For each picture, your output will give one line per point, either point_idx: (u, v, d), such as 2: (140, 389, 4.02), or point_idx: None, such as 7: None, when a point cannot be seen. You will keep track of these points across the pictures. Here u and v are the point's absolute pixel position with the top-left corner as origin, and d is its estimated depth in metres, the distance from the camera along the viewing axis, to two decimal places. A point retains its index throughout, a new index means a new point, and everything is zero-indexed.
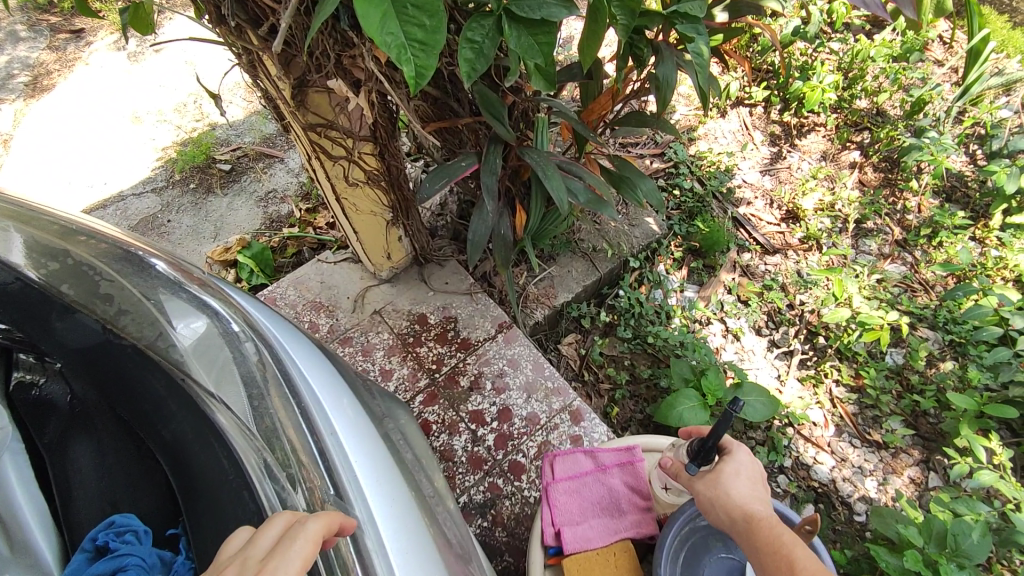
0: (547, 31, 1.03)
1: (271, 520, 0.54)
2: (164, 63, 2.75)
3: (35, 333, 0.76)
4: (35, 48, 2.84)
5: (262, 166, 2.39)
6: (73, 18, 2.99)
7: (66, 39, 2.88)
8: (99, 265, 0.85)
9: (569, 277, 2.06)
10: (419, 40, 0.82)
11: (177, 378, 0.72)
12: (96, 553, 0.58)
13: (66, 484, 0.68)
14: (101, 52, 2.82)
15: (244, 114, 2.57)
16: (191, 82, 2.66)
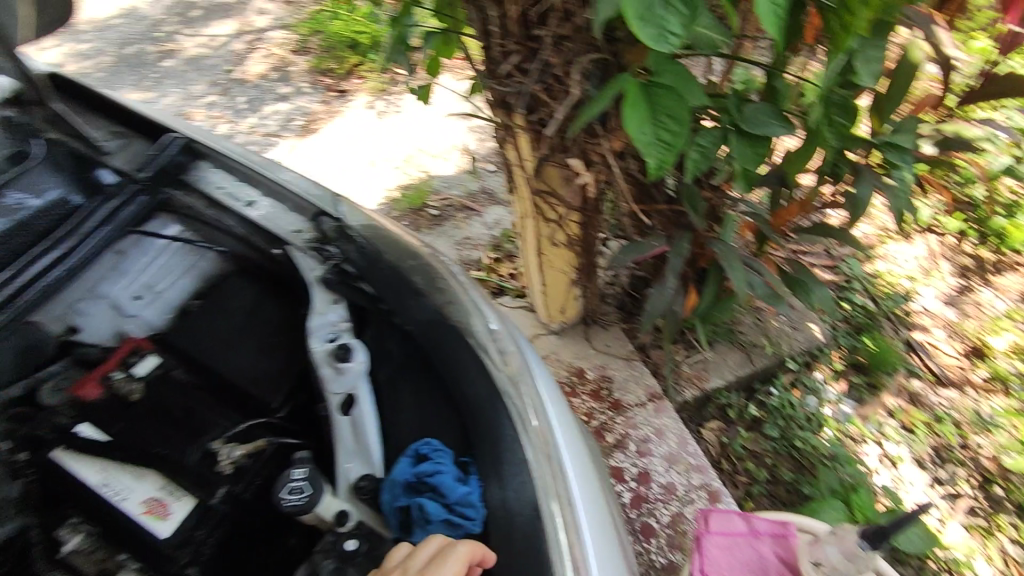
0: (764, 145, 1.19)
1: (426, 540, 0.72)
2: (409, 123, 3.25)
3: (392, 304, 0.91)
4: (308, 100, 3.44)
5: (463, 216, 2.76)
6: (342, 81, 3.56)
7: (334, 96, 3.46)
8: (424, 255, 0.98)
9: (723, 364, 2.12)
10: (666, 141, 1.07)
11: (477, 350, 0.89)
12: (414, 460, 0.81)
13: (387, 410, 0.85)
14: (357, 107, 3.36)
15: (456, 171, 2.99)
16: (421, 139, 3.15)
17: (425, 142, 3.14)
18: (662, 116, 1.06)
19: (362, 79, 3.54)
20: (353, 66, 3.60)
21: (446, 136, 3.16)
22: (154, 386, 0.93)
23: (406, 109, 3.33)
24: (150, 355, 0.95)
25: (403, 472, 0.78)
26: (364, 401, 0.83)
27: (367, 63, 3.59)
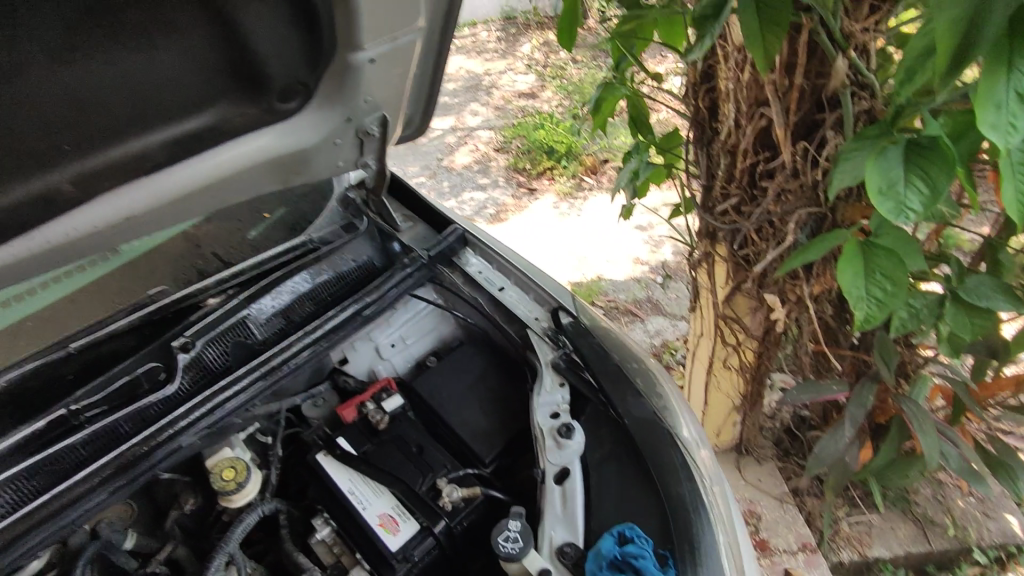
0: (985, 316, 1.20)
1: None
2: (591, 227, 3.37)
3: (613, 399, 1.02)
4: (502, 193, 3.76)
5: (626, 321, 2.85)
6: (533, 179, 3.82)
7: (524, 194, 3.72)
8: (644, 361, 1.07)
9: (892, 535, 1.90)
10: (879, 298, 1.07)
11: (682, 456, 0.97)
12: (618, 538, 0.86)
13: (593, 491, 0.95)
14: (542, 203, 3.61)
15: (626, 276, 3.08)
16: (597, 241, 3.28)
17: (608, 248, 3.23)
18: (878, 274, 1.07)
19: (553, 180, 3.75)
20: (547, 169, 3.81)
21: (624, 244, 3.23)
22: (397, 422, 1.15)
23: (586, 211, 3.48)
24: (397, 396, 1.17)
25: (606, 543, 0.85)
26: (576, 477, 0.95)
27: (558, 168, 3.79)
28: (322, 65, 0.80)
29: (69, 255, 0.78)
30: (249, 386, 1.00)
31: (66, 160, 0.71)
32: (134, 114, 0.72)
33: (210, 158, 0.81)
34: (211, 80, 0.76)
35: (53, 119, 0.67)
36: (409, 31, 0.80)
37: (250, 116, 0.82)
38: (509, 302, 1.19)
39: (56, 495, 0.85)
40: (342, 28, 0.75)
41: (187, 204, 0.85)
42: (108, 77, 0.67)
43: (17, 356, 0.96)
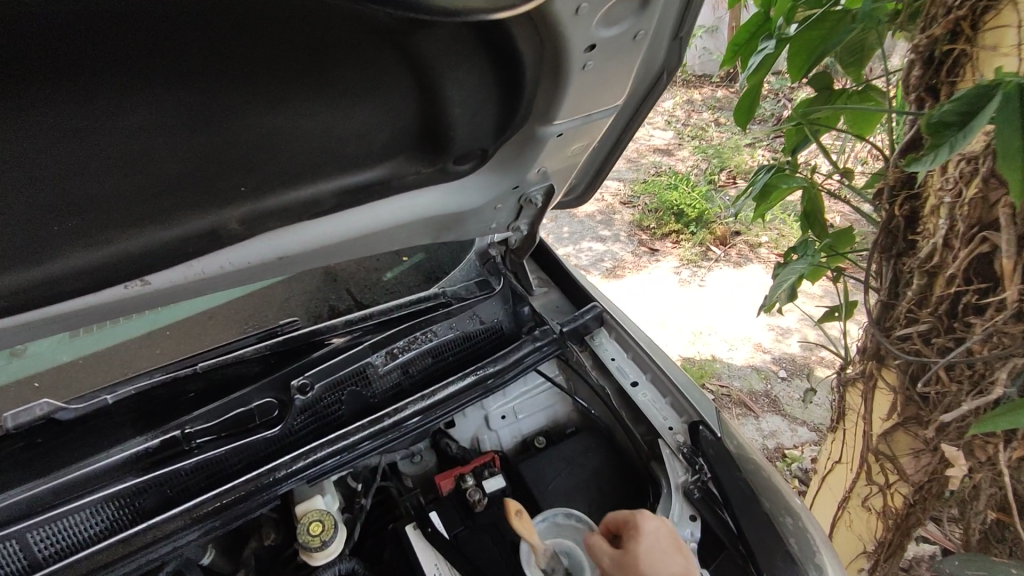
0: None
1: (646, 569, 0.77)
2: (713, 303, 3.09)
3: (756, 552, 0.84)
4: (621, 248, 3.57)
5: (738, 414, 2.54)
6: (656, 239, 3.60)
7: (644, 252, 3.51)
8: (801, 511, 0.88)
9: None
10: None
11: None
12: None
13: None
14: (663, 267, 3.36)
15: (743, 362, 2.77)
16: (716, 317, 3.00)
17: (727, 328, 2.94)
18: None
19: (678, 244, 3.50)
20: (672, 231, 3.57)
21: (745, 327, 2.94)
22: (495, 507, 1.05)
23: (714, 284, 3.19)
24: (499, 475, 1.08)
25: None
26: None
27: (685, 233, 3.53)
28: (507, 135, 0.74)
29: (219, 284, 0.77)
30: (355, 444, 0.94)
31: (240, 200, 0.68)
32: (315, 163, 0.68)
33: (372, 212, 0.77)
34: (397, 140, 0.70)
35: (240, 162, 0.63)
36: (606, 108, 0.73)
37: (422, 174, 0.76)
38: (641, 400, 1.06)
39: (154, 525, 0.83)
40: (539, 102, 0.68)
41: (338, 251, 0.82)
42: (303, 129, 0.63)
43: (148, 364, 0.98)
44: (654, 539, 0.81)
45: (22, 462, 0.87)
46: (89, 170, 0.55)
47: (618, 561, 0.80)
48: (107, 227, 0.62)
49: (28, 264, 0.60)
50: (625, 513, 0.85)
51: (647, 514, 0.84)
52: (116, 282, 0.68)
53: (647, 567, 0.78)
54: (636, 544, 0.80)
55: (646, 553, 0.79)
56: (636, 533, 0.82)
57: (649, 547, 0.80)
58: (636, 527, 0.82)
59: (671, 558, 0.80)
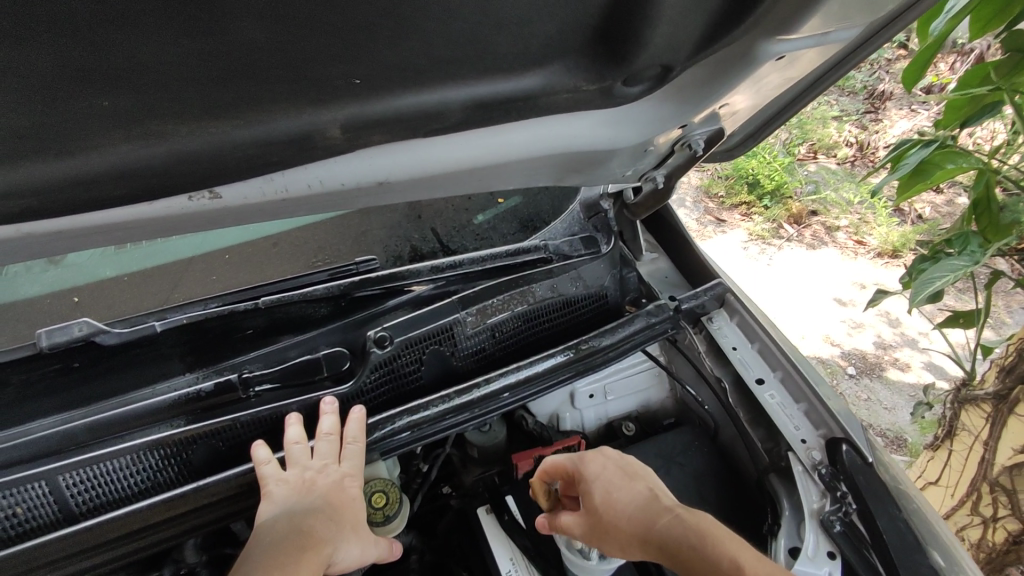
0: None
1: (624, 491, 0.66)
2: (779, 287, 2.35)
3: None
4: (684, 214, 2.71)
5: None
6: (722, 209, 2.74)
7: (708, 222, 2.67)
8: (970, 564, 0.73)
9: None
10: None
11: None
12: None
13: None
14: (722, 238, 2.58)
15: (810, 355, 2.09)
16: (784, 310, 2.26)
17: (790, 329, 2.19)
18: None
19: (748, 217, 2.67)
20: (743, 203, 2.72)
21: (816, 322, 2.21)
22: None
23: (781, 266, 2.43)
24: None
25: None
26: None
27: (758, 206, 2.68)
28: (708, 53, 0.55)
29: (301, 209, 0.61)
30: (437, 417, 0.80)
31: (347, 98, 0.50)
32: (454, 58, 0.49)
33: (503, 135, 0.59)
34: (564, 38, 0.50)
35: (357, 38, 0.44)
36: (850, 28, 0.55)
37: (578, 94, 0.57)
38: (768, 402, 0.90)
39: (201, 486, 0.70)
40: (781, 6, 0.51)
41: (452, 183, 0.64)
42: (454, 1, 0.43)
43: (203, 293, 0.84)
44: (604, 480, 0.68)
45: (61, 385, 0.76)
46: (155, 21, 0.38)
47: (581, 522, 0.68)
48: (173, 112, 0.45)
49: (69, 149, 0.45)
50: (566, 463, 0.72)
51: (590, 454, 0.71)
52: (179, 192, 0.52)
53: (602, 506, 0.66)
54: (589, 499, 0.67)
55: (602, 503, 0.66)
56: (584, 483, 0.69)
57: (602, 492, 0.67)
58: (581, 477, 0.69)
59: (631, 490, 0.66)
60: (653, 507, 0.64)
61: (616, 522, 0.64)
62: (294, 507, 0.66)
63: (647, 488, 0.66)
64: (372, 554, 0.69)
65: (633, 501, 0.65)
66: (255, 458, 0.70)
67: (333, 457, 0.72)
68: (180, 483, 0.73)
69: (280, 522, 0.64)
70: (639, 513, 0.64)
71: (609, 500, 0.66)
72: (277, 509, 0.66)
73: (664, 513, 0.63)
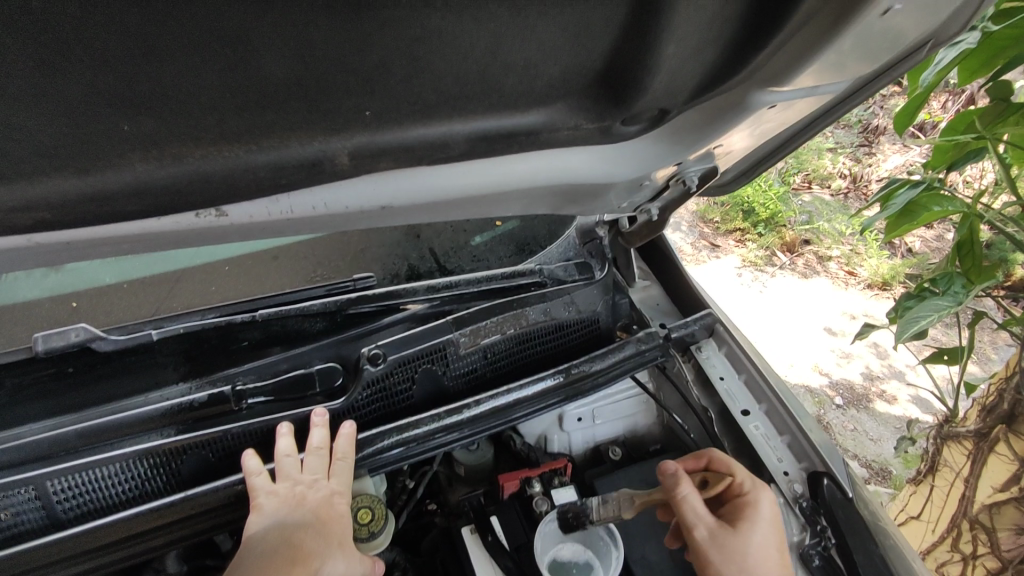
0: None
1: (777, 555, 0.70)
2: (770, 314, 2.37)
3: None
4: (679, 236, 2.75)
5: None
6: (717, 234, 2.77)
7: (702, 247, 2.70)
8: None
9: None
10: None
11: None
12: None
13: None
14: (715, 263, 2.61)
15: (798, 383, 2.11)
16: (774, 337, 2.28)
17: (781, 358, 2.20)
18: None
19: (741, 244, 2.70)
20: (737, 229, 2.75)
21: (806, 351, 2.23)
22: None
23: (772, 293, 2.45)
24: (571, 487, 0.94)
25: None
26: None
27: (752, 233, 2.72)
28: (703, 98, 0.57)
29: (304, 228, 0.63)
30: (426, 436, 0.82)
31: (358, 129, 0.51)
32: (463, 94, 0.51)
33: (505, 165, 0.61)
34: (569, 80, 0.53)
35: (372, 75, 0.46)
36: (839, 81, 0.58)
37: (578, 131, 0.59)
38: (752, 432, 0.91)
39: (190, 497, 0.71)
40: (775, 60, 0.54)
41: (453, 209, 0.66)
42: (467, 45, 0.45)
43: (201, 304, 0.86)
44: (771, 527, 0.71)
45: (55, 390, 0.76)
46: (180, 55, 0.40)
47: (722, 531, 0.70)
48: (189, 137, 0.47)
49: (87, 168, 0.46)
50: (748, 482, 0.75)
51: (766, 496, 0.74)
52: (188, 209, 0.53)
53: (753, 542, 0.69)
54: (751, 524, 0.70)
55: (757, 541, 0.69)
56: (750, 510, 0.72)
57: (763, 535, 0.70)
58: (752, 506, 0.72)
59: (779, 551, 0.70)
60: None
61: (758, 561, 0.68)
62: (287, 519, 0.66)
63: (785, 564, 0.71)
64: (356, 569, 0.68)
65: (776, 560, 0.69)
66: (245, 468, 0.70)
67: (323, 473, 0.72)
68: (167, 492, 0.73)
69: (272, 533, 0.65)
70: (776, 575, 0.68)
71: (763, 542, 0.70)
72: (268, 520, 0.66)
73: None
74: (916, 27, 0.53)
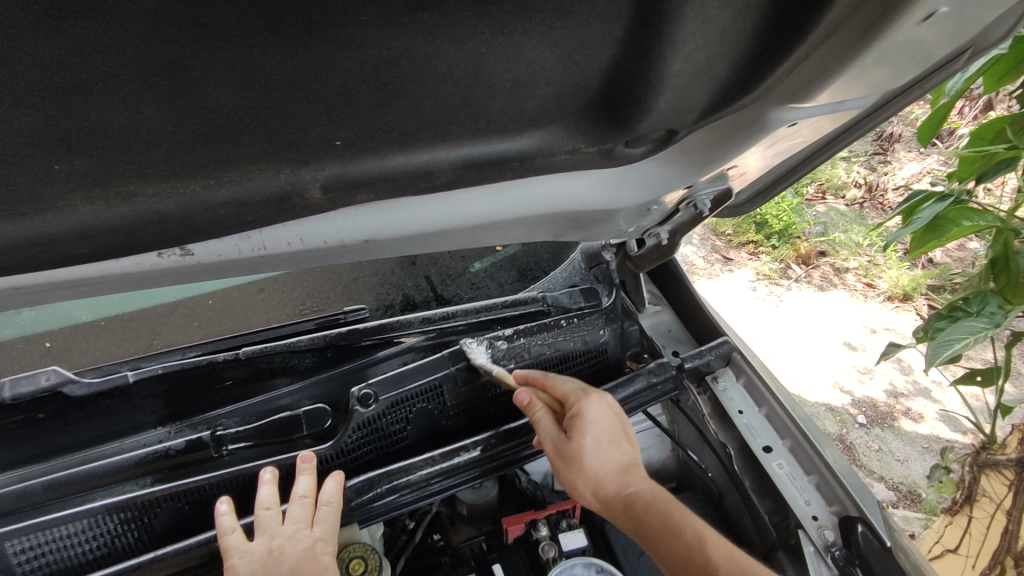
0: None
1: (611, 458, 0.73)
2: (788, 330, 2.27)
3: None
4: (690, 250, 2.67)
5: None
6: (729, 247, 2.69)
7: (714, 260, 2.62)
8: None
9: None
10: None
11: None
12: None
13: None
14: (728, 277, 2.53)
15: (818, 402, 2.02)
16: (793, 353, 2.18)
17: (799, 375, 2.10)
18: None
19: (755, 257, 2.62)
20: (750, 242, 2.67)
21: (826, 367, 2.14)
22: None
23: (789, 307, 2.36)
24: (580, 530, 0.87)
25: None
26: None
27: (766, 245, 2.63)
28: (714, 117, 0.52)
29: (280, 264, 0.57)
30: (421, 482, 0.75)
31: (329, 159, 0.46)
32: (445, 120, 0.46)
33: (498, 193, 0.55)
34: (564, 101, 0.47)
35: (338, 102, 0.41)
36: (865, 96, 0.52)
37: (577, 155, 0.54)
38: (776, 472, 0.84)
39: (161, 556, 0.65)
40: (796, 74, 0.48)
41: (444, 240, 0.61)
42: (445, 67, 0.40)
43: (185, 341, 0.81)
44: (598, 427, 0.74)
45: (24, 438, 0.71)
46: (112, 87, 0.35)
47: (558, 446, 0.73)
48: (137, 174, 0.42)
49: (26, 211, 0.42)
50: (572, 393, 0.77)
51: (594, 398, 0.76)
52: (147, 249, 0.48)
53: (587, 456, 0.72)
54: (579, 436, 0.73)
55: (589, 445, 0.72)
56: (578, 421, 0.73)
57: (590, 443, 0.73)
58: (578, 415, 0.74)
59: (616, 448, 0.74)
60: (629, 470, 0.74)
61: (594, 469, 0.72)
62: None
63: (626, 458, 0.74)
64: None
65: (613, 462, 0.73)
66: (218, 526, 0.65)
67: (305, 522, 0.66)
68: (140, 549, 0.68)
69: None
70: (615, 470, 0.73)
71: (588, 451, 0.72)
72: None
73: (637, 479, 0.73)
74: (954, 34, 0.47)
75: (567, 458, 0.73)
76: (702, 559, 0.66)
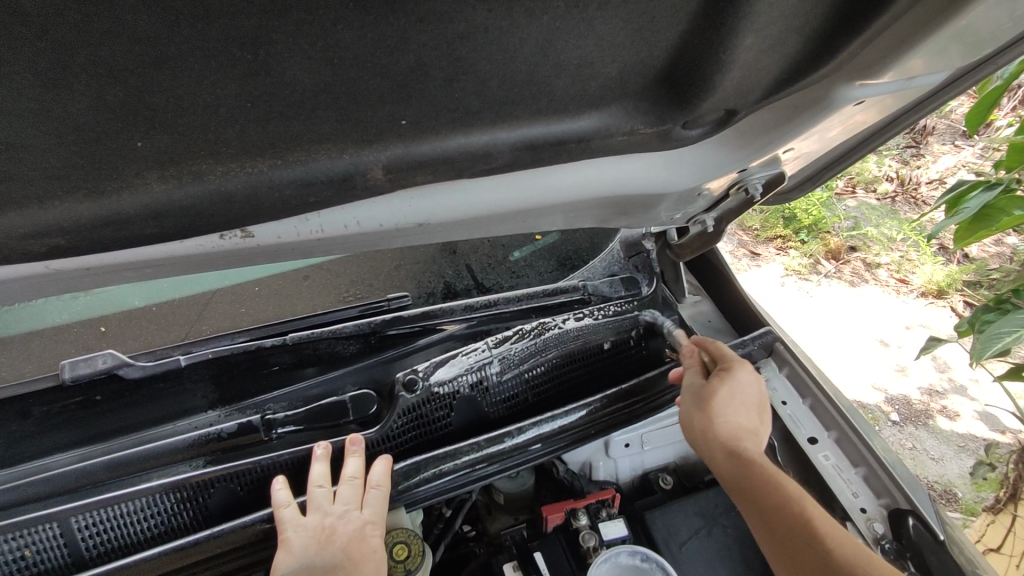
0: None
1: (740, 425, 0.69)
2: (820, 326, 2.22)
3: None
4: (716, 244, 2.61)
5: None
6: (756, 242, 2.63)
7: (741, 255, 2.55)
8: None
9: None
10: None
11: None
12: None
13: None
14: (754, 272, 2.47)
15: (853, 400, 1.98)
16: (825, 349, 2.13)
17: (831, 373, 2.05)
18: None
19: (783, 251, 2.55)
20: (778, 236, 2.60)
21: (860, 365, 2.08)
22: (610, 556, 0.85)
23: (822, 303, 2.31)
24: (620, 520, 0.87)
25: None
26: None
27: (794, 240, 2.57)
28: (776, 96, 0.51)
29: (332, 249, 0.57)
30: (465, 468, 0.76)
31: (392, 139, 0.46)
32: (508, 98, 0.46)
33: (554, 176, 0.55)
34: (628, 80, 0.47)
35: (409, 78, 0.41)
36: (936, 73, 0.51)
37: (634, 137, 0.53)
38: (823, 464, 0.83)
39: (216, 534, 0.66)
40: (870, 50, 0.48)
41: (495, 225, 0.60)
42: (518, 42, 0.40)
43: (232, 327, 0.83)
44: (744, 385, 0.71)
45: (81, 418, 0.73)
46: (199, 63, 0.36)
47: (694, 387, 0.72)
48: (210, 153, 0.43)
49: (101, 189, 0.42)
50: (726, 354, 0.75)
51: (750, 364, 0.73)
52: (208, 230, 0.49)
53: (716, 407, 0.69)
54: (723, 380, 0.71)
55: (724, 395, 0.70)
56: (727, 370, 0.71)
57: (729, 393, 0.70)
58: (732, 366, 0.72)
59: (748, 415, 0.69)
60: (747, 437, 0.68)
61: (718, 419, 0.68)
62: (316, 559, 0.61)
63: (757, 432, 0.69)
64: None
65: (739, 428, 0.68)
66: (274, 501, 0.66)
67: (355, 503, 0.67)
68: (194, 529, 0.69)
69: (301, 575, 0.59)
70: (736, 431, 0.68)
71: (716, 404, 0.69)
72: (296, 561, 0.61)
73: (756, 449, 0.67)
74: None
75: (703, 398, 0.70)
76: (818, 538, 0.58)
